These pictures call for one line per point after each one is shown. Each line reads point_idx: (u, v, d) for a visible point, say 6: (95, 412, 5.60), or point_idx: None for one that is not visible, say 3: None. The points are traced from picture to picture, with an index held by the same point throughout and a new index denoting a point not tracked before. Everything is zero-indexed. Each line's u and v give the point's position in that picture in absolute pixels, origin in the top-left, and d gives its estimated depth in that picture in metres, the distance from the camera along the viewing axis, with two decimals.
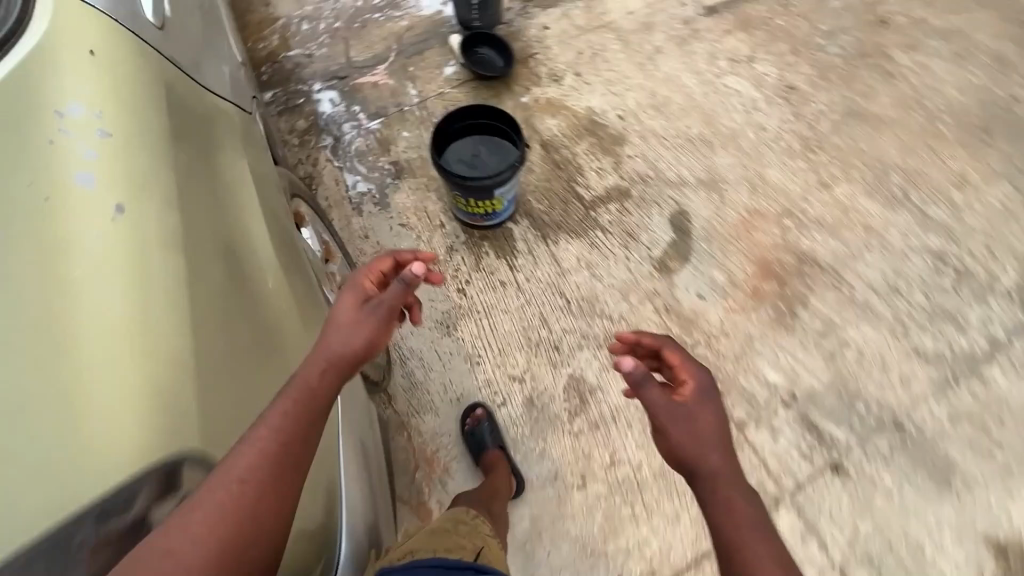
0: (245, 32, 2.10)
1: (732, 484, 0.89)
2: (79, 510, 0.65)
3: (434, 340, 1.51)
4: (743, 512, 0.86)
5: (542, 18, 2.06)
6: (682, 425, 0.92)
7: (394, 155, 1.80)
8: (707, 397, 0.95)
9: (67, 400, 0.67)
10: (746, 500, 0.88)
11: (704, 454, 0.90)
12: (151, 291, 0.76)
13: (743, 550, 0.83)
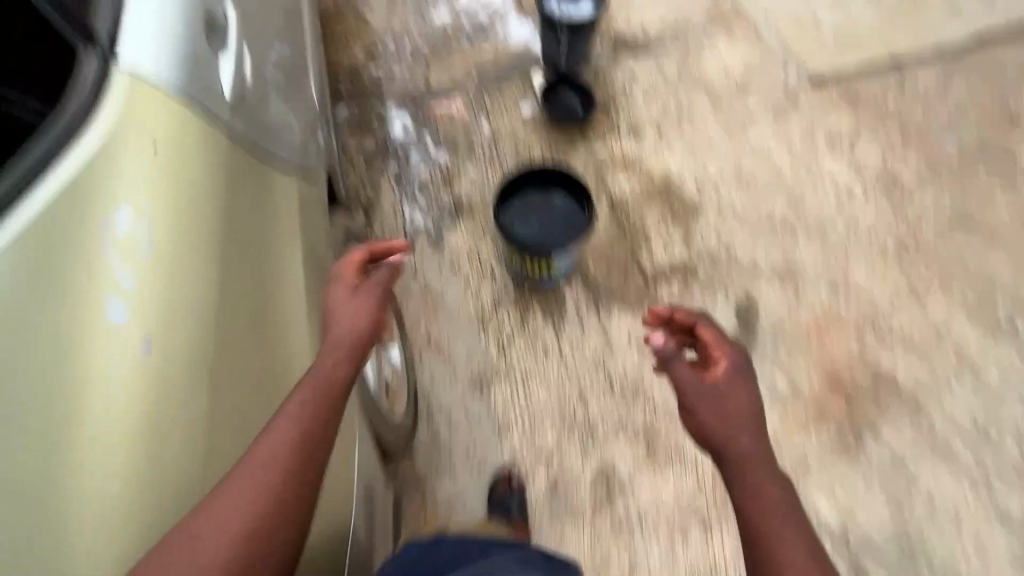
0: (332, 41, 2.10)
1: (765, 472, 0.80)
2: (76, 504, 0.57)
3: (464, 398, 1.45)
4: (772, 496, 0.77)
5: (632, 65, 1.97)
6: (713, 402, 0.85)
7: (456, 192, 1.76)
8: (742, 376, 0.88)
9: (84, 377, 0.61)
10: (777, 484, 0.79)
11: (733, 436, 0.83)
12: (188, 269, 0.71)
13: (769, 537, 0.74)
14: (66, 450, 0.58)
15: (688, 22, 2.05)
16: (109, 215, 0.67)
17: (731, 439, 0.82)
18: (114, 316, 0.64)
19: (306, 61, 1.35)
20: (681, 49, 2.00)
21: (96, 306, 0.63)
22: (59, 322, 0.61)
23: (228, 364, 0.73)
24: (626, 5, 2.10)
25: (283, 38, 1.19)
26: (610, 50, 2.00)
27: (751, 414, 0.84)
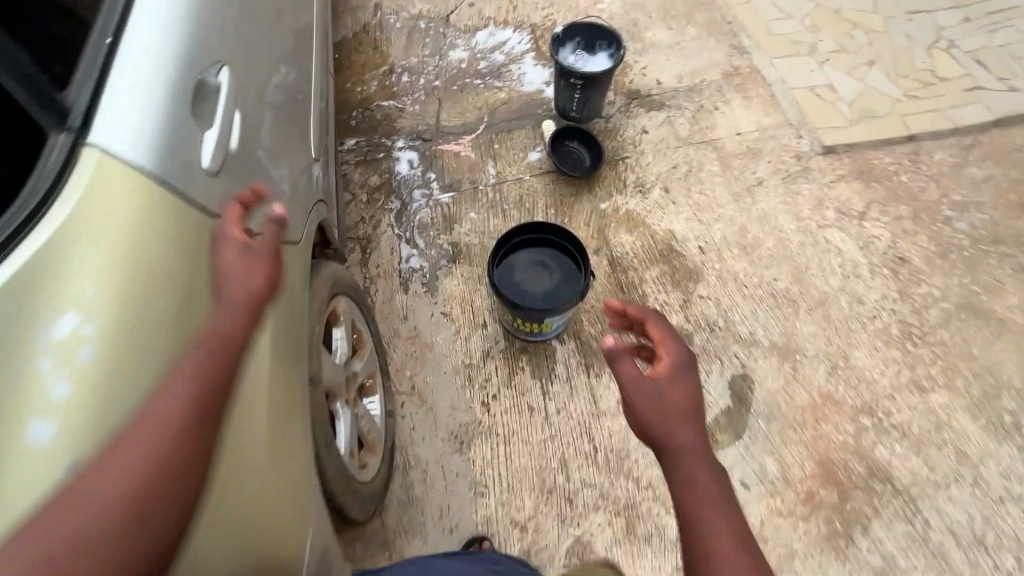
0: (347, 71, 2.11)
1: (701, 467, 0.85)
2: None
3: (443, 455, 1.41)
4: (702, 487, 0.83)
5: (644, 120, 1.96)
6: (654, 395, 0.89)
7: (455, 235, 1.73)
8: (683, 372, 0.91)
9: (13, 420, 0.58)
10: (709, 476, 0.84)
11: (674, 431, 0.87)
12: (143, 302, 0.66)
13: (694, 521, 0.81)
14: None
15: (704, 80, 2.05)
16: (49, 322, 0.61)
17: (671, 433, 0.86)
18: (38, 436, 0.59)
19: (308, 97, 1.32)
20: (694, 107, 1.99)
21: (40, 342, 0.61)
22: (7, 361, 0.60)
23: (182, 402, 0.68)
24: (642, 59, 2.10)
25: (287, 77, 1.17)
26: (622, 102, 1.99)
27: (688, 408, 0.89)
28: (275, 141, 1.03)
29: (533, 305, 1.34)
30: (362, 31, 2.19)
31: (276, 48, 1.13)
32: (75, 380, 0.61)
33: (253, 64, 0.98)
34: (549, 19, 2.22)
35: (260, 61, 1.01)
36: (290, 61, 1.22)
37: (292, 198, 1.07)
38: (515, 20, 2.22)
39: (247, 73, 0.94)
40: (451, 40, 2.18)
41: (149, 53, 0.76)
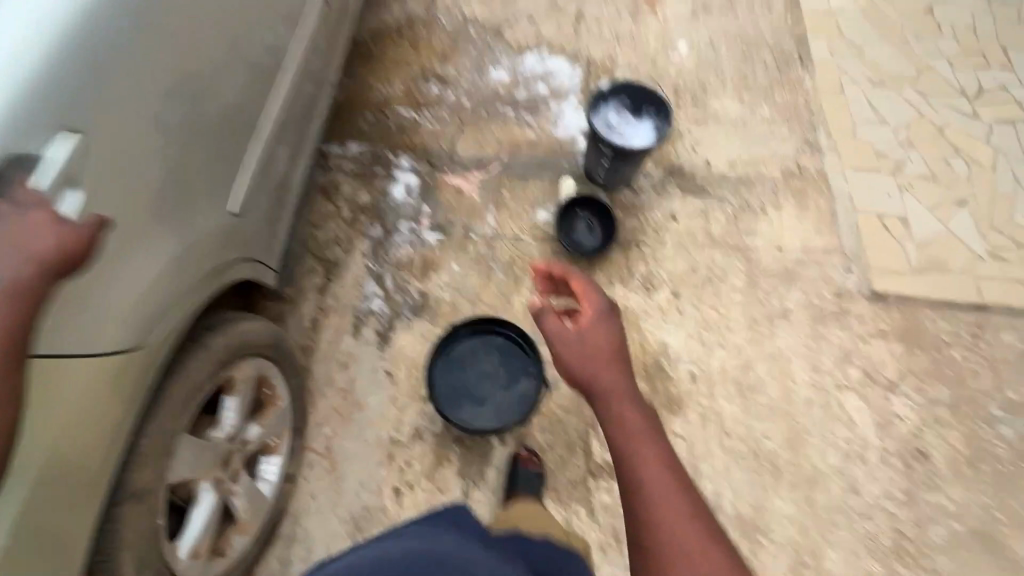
0: (375, 62, 1.90)
1: (625, 401, 1.00)
2: None
3: (334, 536, 1.27)
4: (628, 418, 0.97)
5: (678, 205, 1.71)
6: (577, 343, 1.07)
7: (428, 284, 1.56)
8: (604, 318, 1.09)
9: None
10: (635, 408, 0.99)
11: (598, 372, 1.03)
12: None
13: (628, 447, 0.94)
14: None
15: (760, 174, 1.78)
16: None
17: (596, 371, 1.03)
18: None
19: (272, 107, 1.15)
20: (738, 204, 1.73)
21: None
22: None
23: None
24: (698, 130, 1.84)
25: (229, 99, 1.00)
26: (659, 177, 1.74)
27: (607, 351, 1.05)
28: (175, 189, 0.89)
29: (455, 405, 1.30)
30: (406, 21, 1.97)
31: (216, 64, 0.95)
32: None
33: (151, 91, 0.81)
34: (610, 58, 1.97)
35: (170, 90, 0.84)
36: (245, 77, 1.05)
37: (196, 249, 0.94)
38: (573, 50, 1.97)
39: (127, 113, 0.78)
40: (497, 55, 1.95)
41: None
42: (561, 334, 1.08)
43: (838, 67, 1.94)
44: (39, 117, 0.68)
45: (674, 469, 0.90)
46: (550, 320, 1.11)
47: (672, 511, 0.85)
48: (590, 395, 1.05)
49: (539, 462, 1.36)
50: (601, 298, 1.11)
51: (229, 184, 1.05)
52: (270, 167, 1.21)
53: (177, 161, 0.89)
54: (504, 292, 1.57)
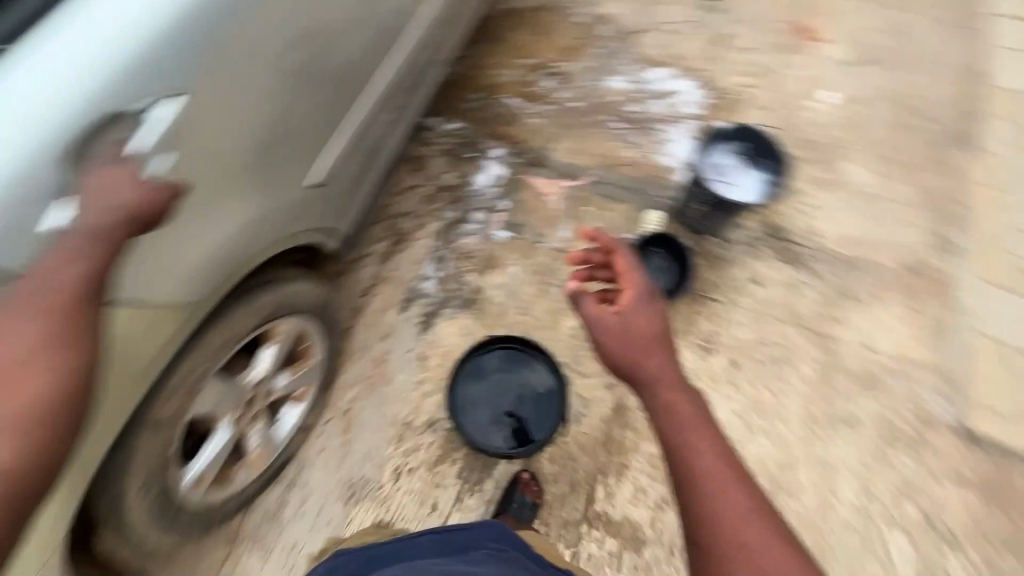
0: (496, 44, 1.86)
1: (674, 390, 0.92)
2: None
3: (330, 494, 1.33)
4: (679, 408, 0.90)
5: (767, 269, 1.57)
6: (622, 328, 0.98)
7: (483, 281, 1.55)
8: (647, 300, 1.01)
9: None
10: (685, 397, 0.92)
11: (643, 359, 0.95)
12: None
13: (684, 438, 0.86)
14: None
15: (873, 260, 1.58)
16: None
17: (643, 358, 0.95)
18: None
19: (378, 76, 1.15)
20: (836, 287, 1.56)
21: None
22: None
23: None
24: (817, 194, 1.66)
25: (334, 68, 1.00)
26: (756, 235, 1.60)
27: (653, 336, 0.97)
28: (265, 158, 0.94)
29: (481, 427, 1.34)
30: (539, 7, 1.91)
31: (322, 32, 0.93)
32: None
33: (251, 53, 0.83)
34: (742, 92, 1.81)
35: (262, 51, 0.85)
36: (358, 50, 1.04)
37: (271, 218, 0.98)
38: (703, 75, 1.83)
39: (226, 85, 0.81)
40: (622, 61, 1.85)
41: (36, 69, 0.66)
42: (604, 320, 1.00)
43: (1009, 159, 1.66)
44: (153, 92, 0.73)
45: (731, 458, 0.84)
46: (591, 305, 1.03)
47: (734, 506, 0.79)
48: (635, 384, 0.97)
49: (538, 491, 1.34)
50: (645, 280, 1.04)
51: (317, 153, 1.07)
52: (364, 138, 1.21)
53: (268, 127, 0.91)
54: (555, 309, 1.52)
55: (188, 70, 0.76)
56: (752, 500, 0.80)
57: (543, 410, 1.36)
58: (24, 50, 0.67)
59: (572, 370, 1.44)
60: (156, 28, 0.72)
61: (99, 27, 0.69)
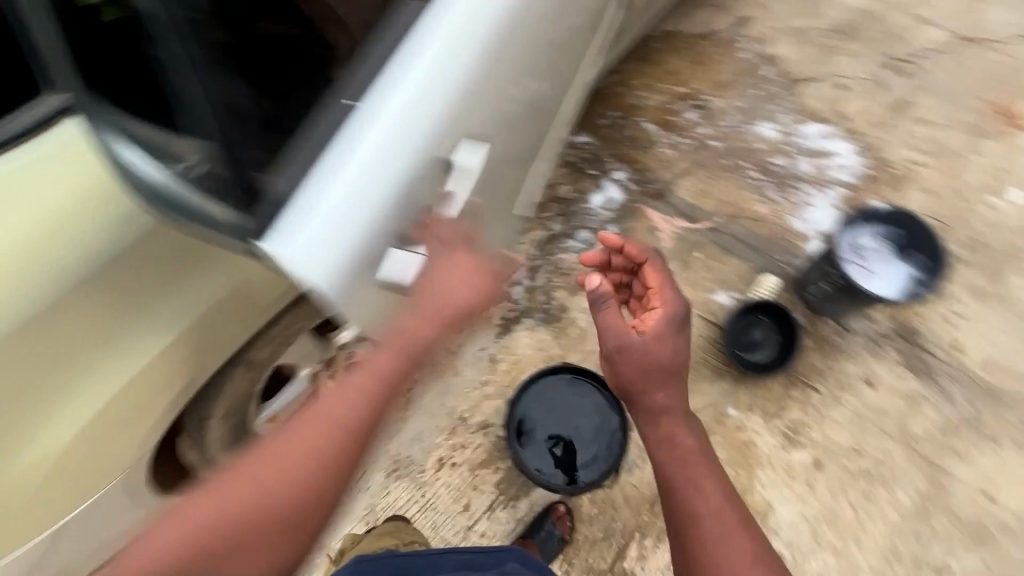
0: (647, 64, 1.80)
1: (676, 420, 0.93)
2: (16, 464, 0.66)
3: (375, 464, 1.38)
4: (683, 442, 0.91)
5: (884, 372, 1.40)
6: (648, 349, 0.91)
7: (574, 303, 1.52)
8: (675, 322, 0.94)
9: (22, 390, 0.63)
10: (687, 429, 0.92)
11: (656, 386, 0.91)
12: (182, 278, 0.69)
13: (683, 473, 0.88)
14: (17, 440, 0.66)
15: (1015, 397, 1.37)
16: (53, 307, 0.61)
17: (661, 385, 0.91)
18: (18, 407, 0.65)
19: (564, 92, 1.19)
20: (961, 414, 1.37)
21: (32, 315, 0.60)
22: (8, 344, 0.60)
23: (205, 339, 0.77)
24: (969, 304, 1.45)
25: (548, 75, 1.00)
26: (880, 331, 1.42)
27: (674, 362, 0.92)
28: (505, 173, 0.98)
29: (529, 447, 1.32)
30: (702, 36, 1.83)
31: (556, 47, 0.96)
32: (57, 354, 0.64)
33: (525, 72, 0.84)
34: (906, 170, 1.63)
35: (520, 70, 0.82)
36: (564, 57, 1.05)
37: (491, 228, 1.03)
38: (865, 142, 1.67)
39: (507, 105, 0.83)
40: (777, 108, 1.72)
41: (390, 129, 0.60)
42: (628, 340, 0.92)
43: None
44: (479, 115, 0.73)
45: (725, 490, 0.87)
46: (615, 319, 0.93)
47: (732, 547, 0.81)
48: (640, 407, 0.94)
49: (570, 527, 1.31)
50: (674, 291, 0.96)
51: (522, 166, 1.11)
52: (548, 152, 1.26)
53: (508, 139, 0.91)
54: None
55: (497, 95, 0.77)
56: (746, 536, 0.82)
57: (598, 451, 1.32)
58: (368, 105, 0.60)
59: None
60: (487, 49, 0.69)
61: (439, 47, 0.64)
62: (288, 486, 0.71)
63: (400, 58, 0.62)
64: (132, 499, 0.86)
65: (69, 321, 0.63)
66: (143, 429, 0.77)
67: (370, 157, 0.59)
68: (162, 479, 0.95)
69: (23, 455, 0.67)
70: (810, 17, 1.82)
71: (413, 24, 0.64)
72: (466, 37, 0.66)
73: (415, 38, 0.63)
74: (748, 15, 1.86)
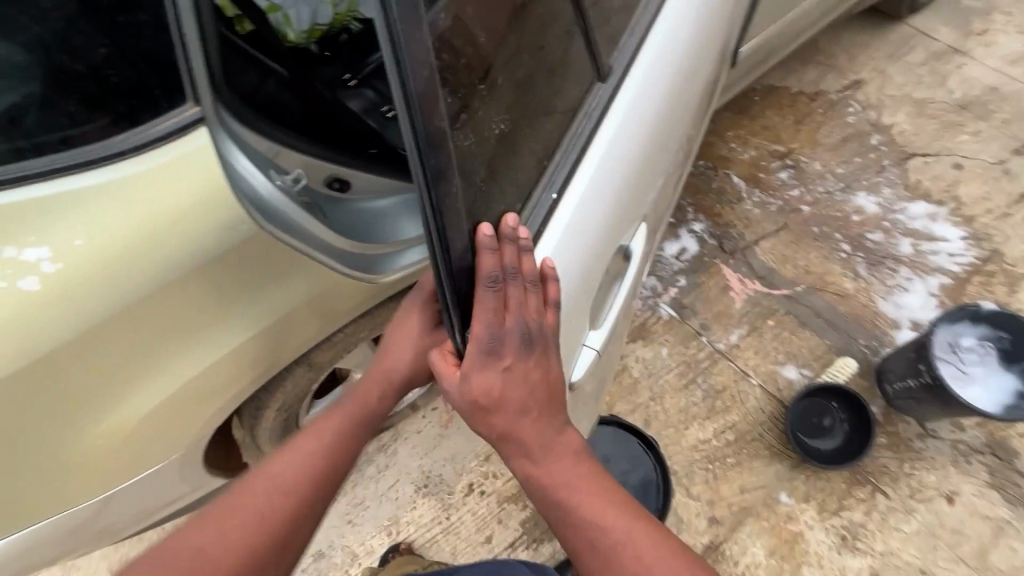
0: (744, 117, 1.74)
1: (543, 433, 0.65)
2: (96, 427, 0.71)
3: (406, 476, 1.38)
4: (561, 455, 0.66)
5: (966, 488, 1.26)
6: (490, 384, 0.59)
7: (631, 349, 1.46)
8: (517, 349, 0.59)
9: (111, 362, 0.67)
10: (561, 440, 0.67)
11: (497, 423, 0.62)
12: (266, 281, 0.72)
13: (563, 492, 0.65)
14: (98, 407, 0.70)
15: None
16: (149, 294, 0.64)
17: (497, 417, 0.61)
18: (109, 380, 0.69)
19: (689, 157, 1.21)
20: None
21: (128, 297, 0.63)
22: (105, 320, 0.63)
23: (277, 343, 0.80)
24: None
25: (684, 148, 1.03)
26: (971, 443, 1.30)
27: (548, 379, 0.63)
28: (647, 247, 0.99)
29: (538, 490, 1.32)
30: (809, 95, 1.76)
31: (690, 129, 1.01)
32: (146, 335, 0.68)
33: (668, 157, 0.89)
34: (1022, 268, 1.48)
35: (667, 149, 0.87)
36: (695, 128, 1.08)
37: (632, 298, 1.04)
38: (977, 231, 1.53)
39: (656, 187, 0.87)
40: (880, 180, 1.62)
41: (576, 226, 0.65)
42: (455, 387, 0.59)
43: None
44: (635, 202, 0.78)
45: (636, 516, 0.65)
46: (444, 356, 0.62)
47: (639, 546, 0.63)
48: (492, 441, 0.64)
49: None
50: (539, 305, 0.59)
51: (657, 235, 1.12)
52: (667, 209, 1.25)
53: (654, 211, 0.94)
54: (690, 412, 1.38)
55: (650, 178, 0.82)
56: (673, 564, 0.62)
57: None
58: (563, 198, 0.65)
59: (680, 483, 1.32)
60: (646, 142, 0.76)
61: (619, 146, 0.71)
62: (260, 517, 0.69)
63: (592, 154, 0.68)
64: (183, 475, 0.90)
65: (156, 316, 0.66)
66: (198, 418, 0.81)
67: (564, 246, 0.64)
68: (215, 459, 0.99)
69: (93, 432, 0.72)
70: (930, 92, 1.73)
71: (601, 125, 0.70)
72: (633, 133, 0.73)
73: (598, 141, 0.69)
74: (862, 79, 1.77)
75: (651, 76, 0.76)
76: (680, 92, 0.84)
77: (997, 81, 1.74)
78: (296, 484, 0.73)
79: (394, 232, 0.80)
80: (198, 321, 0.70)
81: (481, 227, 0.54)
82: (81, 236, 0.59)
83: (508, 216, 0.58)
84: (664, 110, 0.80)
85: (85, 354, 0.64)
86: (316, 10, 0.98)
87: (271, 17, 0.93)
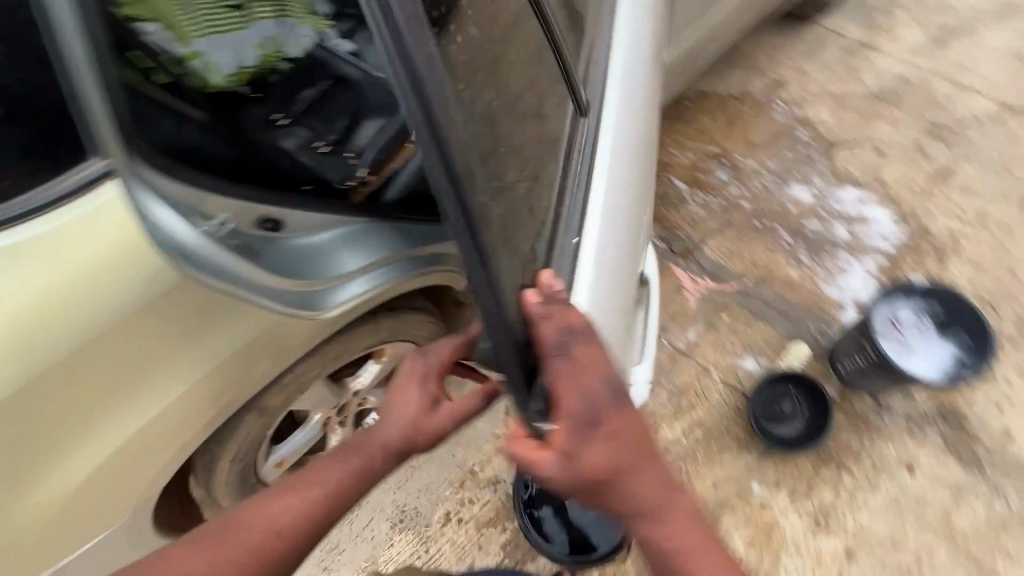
0: (678, 123, 1.82)
1: (652, 496, 0.65)
2: (28, 502, 0.68)
3: (381, 513, 1.35)
4: (672, 514, 0.67)
5: (924, 457, 1.31)
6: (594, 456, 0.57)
7: None
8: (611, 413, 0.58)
9: (40, 429, 0.65)
10: (672, 498, 0.67)
11: (608, 493, 0.62)
12: (200, 325, 0.72)
13: (676, 549, 0.67)
14: (30, 479, 0.67)
15: None
16: (74, 351, 0.62)
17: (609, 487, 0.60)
18: (39, 449, 0.66)
19: None
20: (1011, 510, 1.26)
21: (52, 357, 0.61)
22: (26, 384, 0.60)
23: (222, 388, 0.78)
24: (1019, 387, 1.37)
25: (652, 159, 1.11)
26: (924, 413, 1.35)
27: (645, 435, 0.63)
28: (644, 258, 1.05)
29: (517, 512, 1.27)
30: (736, 98, 1.85)
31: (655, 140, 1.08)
32: (75, 396, 0.66)
33: (647, 174, 0.95)
34: (949, 241, 1.57)
35: (646, 169, 0.93)
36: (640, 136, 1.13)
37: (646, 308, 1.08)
38: (904, 210, 1.62)
39: (644, 204, 0.93)
40: (811, 171, 1.70)
41: (599, 268, 0.68)
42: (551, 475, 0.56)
43: None
44: (633, 228, 0.83)
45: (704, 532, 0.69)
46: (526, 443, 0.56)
47: None
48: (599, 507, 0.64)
49: None
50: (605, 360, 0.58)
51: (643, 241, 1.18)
52: None
53: (647, 224, 0.99)
54: (657, 414, 1.40)
55: (639, 201, 0.87)
56: None
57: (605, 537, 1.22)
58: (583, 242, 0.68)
59: None
60: (631, 172, 0.81)
61: (615, 182, 0.75)
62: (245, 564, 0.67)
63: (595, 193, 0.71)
64: (134, 542, 0.86)
65: (94, 366, 0.65)
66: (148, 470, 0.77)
67: (594, 287, 0.66)
68: (169, 520, 0.95)
69: (44, 488, 0.69)
70: (845, 86, 1.84)
71: (595, 165, 0.74)
72: (621, 168, 0.77)
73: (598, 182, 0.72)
74: (783, 78, 1.87)
75: (624, 110, 0.81)
76: (645, 116, 0.90)
77: (904, 71, 1.86)
78: (288, 525, 0.70)
79: (332, 267, 0.84)
80: (150, 362, 0.70)
81: (527, 296, 0.54)
82: (18, 283, 0.58)
83: (542, 273, 0.58)
84: (638, 134, 0.85)
85: (35, 403, 0.63)
86: (241, 54, 0.94)
87: (190, 66, 0.90)
